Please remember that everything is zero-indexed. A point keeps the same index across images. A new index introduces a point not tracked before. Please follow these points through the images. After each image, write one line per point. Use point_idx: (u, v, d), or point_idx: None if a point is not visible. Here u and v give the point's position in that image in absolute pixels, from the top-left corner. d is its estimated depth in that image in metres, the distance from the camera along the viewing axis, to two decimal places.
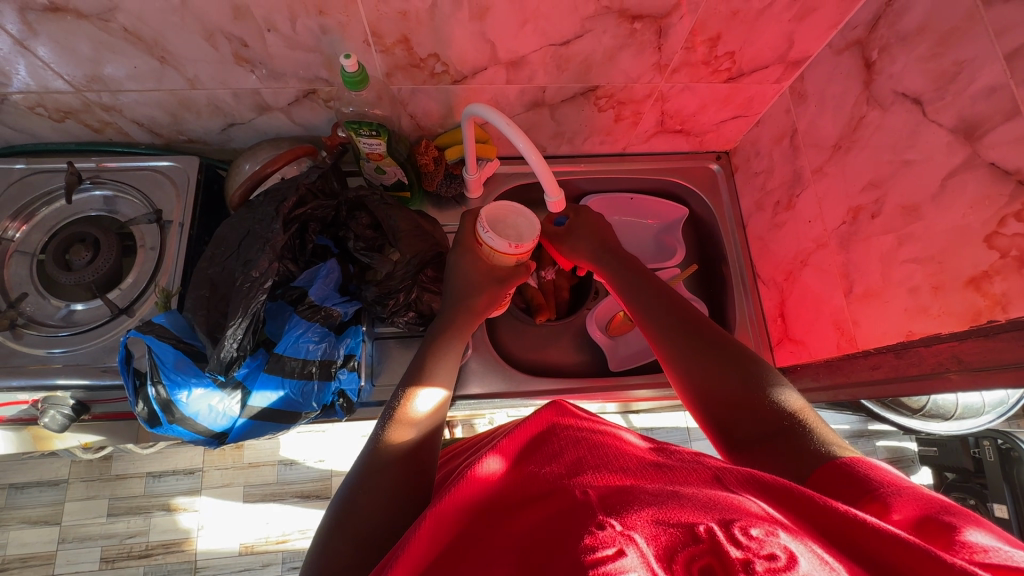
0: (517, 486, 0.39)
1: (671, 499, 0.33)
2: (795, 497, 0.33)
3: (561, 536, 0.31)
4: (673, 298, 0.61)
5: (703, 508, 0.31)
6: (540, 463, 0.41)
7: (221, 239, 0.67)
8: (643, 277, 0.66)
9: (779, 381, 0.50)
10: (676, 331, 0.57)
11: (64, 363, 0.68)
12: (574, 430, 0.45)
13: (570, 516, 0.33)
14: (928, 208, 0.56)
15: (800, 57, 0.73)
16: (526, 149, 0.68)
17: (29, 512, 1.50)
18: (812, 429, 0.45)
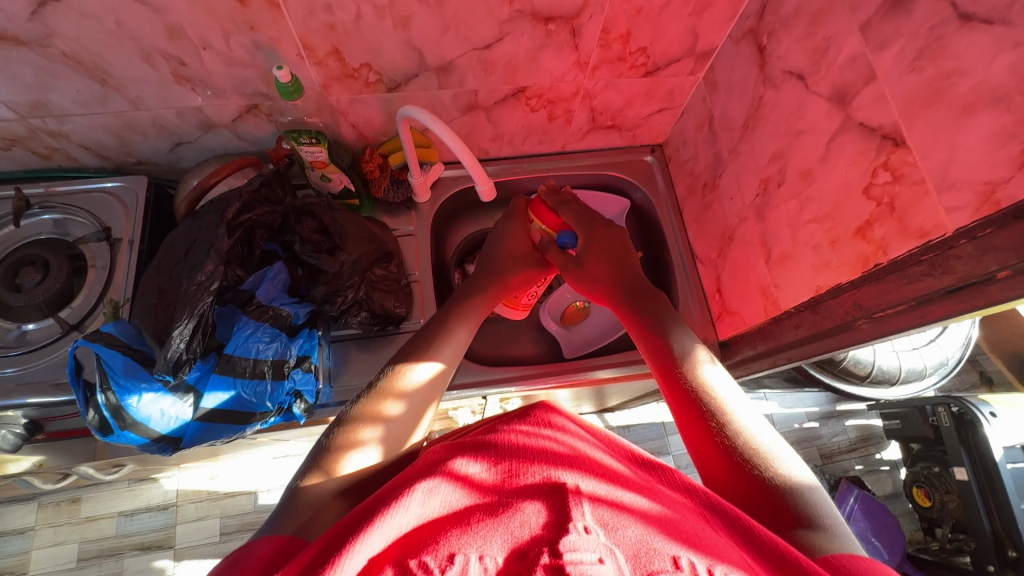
0: (510, 472, 0.42)
1: (662, 526, 0.37)
2: (780, 559, 0.37)
3: (545, 531, 0.35)
4: (695, 364, 0.58)
5: (691, 544, 0.35)
6: (535, 459, 0.43)
7: (168, 249, 0.70)
8: (660, 326, 0.63)
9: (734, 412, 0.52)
10: (698, 411, 0.53)
11: (15, 382, 0.69)
12: (571, 428, 0.48)
13: (556, 517, 0.36)
14: (820, 170, 0.61)
15: (707, 49, 0.79)
16: (456, 148, 0.72)
17: None
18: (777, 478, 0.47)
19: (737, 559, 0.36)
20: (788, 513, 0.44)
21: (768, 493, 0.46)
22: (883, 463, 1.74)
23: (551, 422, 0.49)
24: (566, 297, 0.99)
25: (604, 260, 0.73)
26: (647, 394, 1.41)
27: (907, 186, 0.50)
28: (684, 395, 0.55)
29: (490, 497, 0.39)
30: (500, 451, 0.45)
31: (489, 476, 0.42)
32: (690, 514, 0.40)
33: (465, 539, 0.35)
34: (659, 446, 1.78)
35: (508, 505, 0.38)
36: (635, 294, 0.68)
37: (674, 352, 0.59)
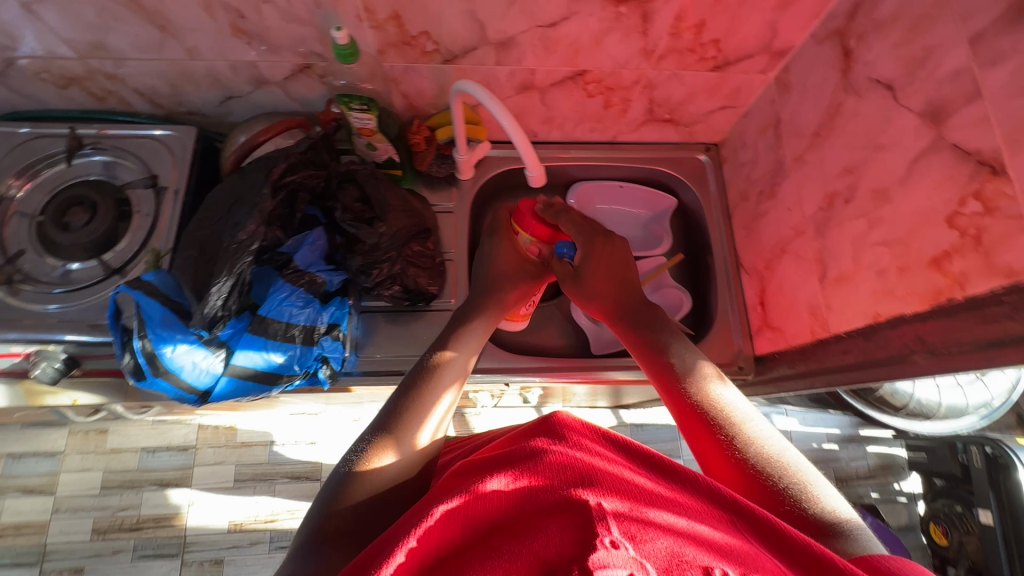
0: (527, 488, 0.41)
1: (687, 538, 0.36)
2: (815, 562, 0.36)
3: (572, 544, 0.34)
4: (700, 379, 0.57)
5: (720, 556, 0.35)
6: (550, 472, 0.42)
7: (212, 203, 0.69)
8: (660, 342, 0.62)
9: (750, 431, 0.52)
10: (709, 432, 0.52)
11: (58, 319, 0.71)
12: (581, 437, 0.47)
13: (581, 530, 0.35)
14: (897, 191, 0.57)
15: (784, 47, 0.74)
16: (511, 128, 0.68)
17: (25, 481, 1.53)
18: (805, 496, 0.46)
19: (772, 566, 0.36)
20: (812, 521, 0.44)
21: (789, 506, 0.45)
22: (901, 494, 1.68)
23: (562, 431, 0.47)
24: None
25: (610, 277, 0.71)
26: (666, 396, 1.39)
27: (999, 220, 0.46)
28: (690, 412, 0.54)
29: (510, 517, 0.38)
30: (519, 462, 0.44)
31: (509, 490, 0.41)
32: (716, 526, 0.39)
33: (492, 562, 0.34)
34: (670, 449, 1.76)
35: (528, 527, 0.36)
36: (637, 307, 0.68)
37: (675, 368, 0.59)
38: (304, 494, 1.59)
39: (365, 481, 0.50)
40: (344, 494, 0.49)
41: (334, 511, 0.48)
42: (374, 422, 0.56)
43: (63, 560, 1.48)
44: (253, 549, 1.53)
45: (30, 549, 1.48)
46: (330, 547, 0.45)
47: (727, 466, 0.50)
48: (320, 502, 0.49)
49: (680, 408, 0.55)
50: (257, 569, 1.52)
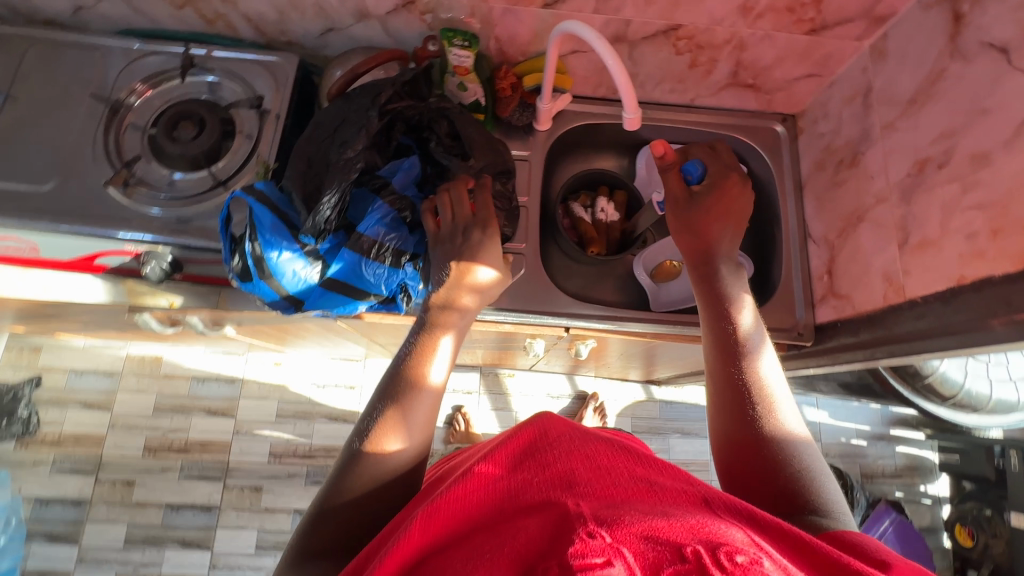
0: (509, 487, 0.45)
1: (659, 517, 0.38)
2: (787, 534, 0.39)
3: (550, 541, 0.37)
4: (751, 348, 0.58)
5: (691, 532, 0.36)
6: (532, 471, 0.46)
7: (318, 123, 0.73)
8: (723, 305, 0.62)
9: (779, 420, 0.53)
10: (740, 398, 0.55)
11: (163, 223, 0.76)
12: (561, 438, 0.50)
13: (554, 529, 0.38)
14: (999, 153, 0.58)
15: (886, 13, 0.74)
16: (614, 68, 0.68)
17: (85, 396, 1.63)
18: (807, 489, 0.48)
19: (745, 536, 0.37)
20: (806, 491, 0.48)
21: (787, 488, 0.49)
22: (926, 496, 1.67)
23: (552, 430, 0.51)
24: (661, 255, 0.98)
25: (720, 218, 0.70)
26: (703, 372, 1.41)
27: None
28: (731, 370, 0.57)
29: (490, 523, 0.41)
30: (498, 468, 0.47)
31: (492, 489, 0.45)
32: (688, 507, 0.41)
33: (477, 559, 0.37)
34: (698, 428, 1.79)
35: (511, 525, 0.39)
36: (713, 267, 0.67)
37: (729, 331, 0.60)
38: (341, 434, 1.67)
39: (368, 478, 0.50)
40: (339, 499, 0.49)
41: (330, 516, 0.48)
42: (380, 388, 0.57)
43: (116, 471, 1.58)
44: (291, 481, 1.62)
45: (87, 458, 1.58)
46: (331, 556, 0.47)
47: (745, 427, 0.53)
48: (315, 508, 0.49)
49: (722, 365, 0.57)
50: (293, 499, 1.60)
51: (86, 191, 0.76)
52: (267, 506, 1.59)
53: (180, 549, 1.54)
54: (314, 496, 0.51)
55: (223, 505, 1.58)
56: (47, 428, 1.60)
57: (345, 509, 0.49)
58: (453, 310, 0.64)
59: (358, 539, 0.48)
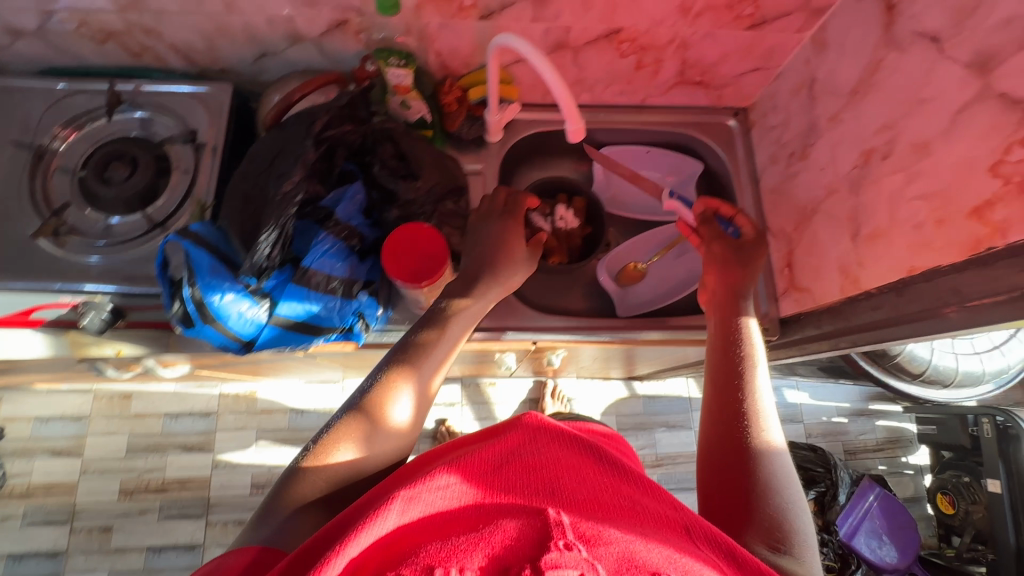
0: (496, 485, 0.43)
1: (637, 540, 0.38)
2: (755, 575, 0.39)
3: (528, 548, 0.36)
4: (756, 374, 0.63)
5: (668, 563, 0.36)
6: (518, 471, 0.45)
7: (254, 157, 0.70)
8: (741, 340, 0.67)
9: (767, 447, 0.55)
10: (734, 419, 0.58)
11: (103, 271, 0.73)
12: (549, 441, 0.49)
13: (534, 535, 0.37)
14: (938, 143, 0.57)
15: (823, 4, 0.74)
16: (553, 81, 0.66)
17: (53, 444, 1.57)
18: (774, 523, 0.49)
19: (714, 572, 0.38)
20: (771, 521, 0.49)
21: (756, 514, 0.49)
22: (907, 467, 1.72)
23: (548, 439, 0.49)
24: (623, 258, 0.99)
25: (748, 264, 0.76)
26: (681, 366, 1.41)
27: None
28: (734, 389, 0.61)
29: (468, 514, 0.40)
30: (484, 465, 0.46)
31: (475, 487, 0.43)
32: (668, 530, 0.41)
33: (449, 547, 0.36)
34: (683, 420, 1.80)
35: (487, 520, 0.39)
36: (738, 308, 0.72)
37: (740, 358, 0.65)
38: None
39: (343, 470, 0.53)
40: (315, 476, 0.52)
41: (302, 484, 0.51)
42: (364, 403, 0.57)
43: (92, 518, 1.53)
44: None
45: (59, 508, 1.53)
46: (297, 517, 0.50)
47: (730, 443, 0.56)
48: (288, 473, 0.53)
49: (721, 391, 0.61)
50: None
51: (14, 244, 0.72)
52: None
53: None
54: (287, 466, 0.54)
55: (207, 542, 1.54)
56: (14, 480, 1.53)
57: (319, 482, 0.52)
58: (438, 342, 0.64)
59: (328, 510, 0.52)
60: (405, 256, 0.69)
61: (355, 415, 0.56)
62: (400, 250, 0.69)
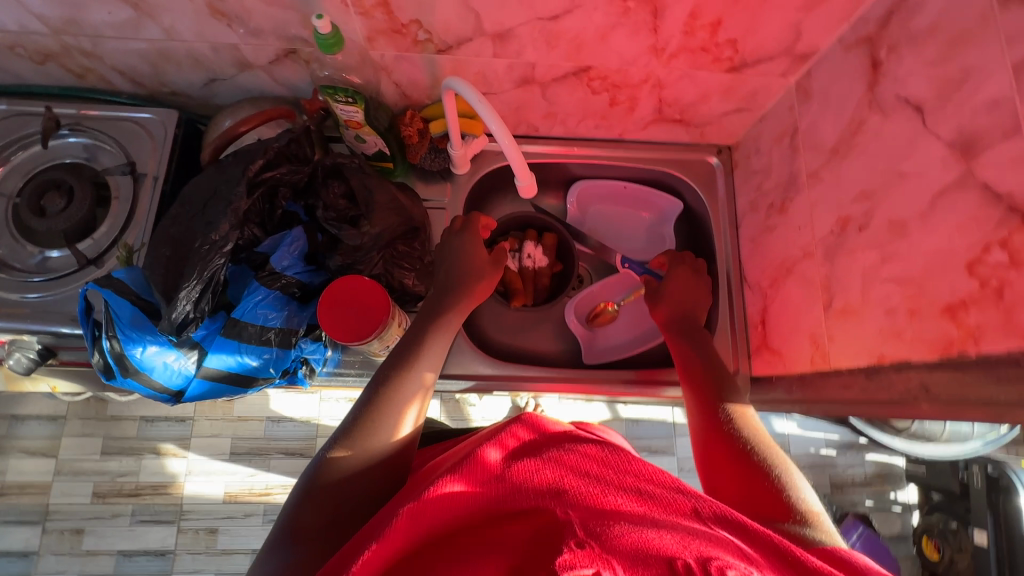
0: (497, 490, 0.41)
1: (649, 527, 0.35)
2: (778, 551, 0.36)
3: (531, 550, 0.33)
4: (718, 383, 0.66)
5: (686, 544, 0.33)
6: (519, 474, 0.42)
7: (186, 198, 0.66)
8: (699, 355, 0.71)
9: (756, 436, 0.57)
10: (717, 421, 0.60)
11: (33, 309, 0.69)
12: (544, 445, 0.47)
13: (541, 534, 0.34)
14: (914, 225, 0.52)
15: (808, 50, 0.68)
16: (499, 133, 0.65)
17: (29, 444, 1.45)
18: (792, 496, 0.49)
19: (738, 550, 0.34)
20: (782, 500, 0.49)
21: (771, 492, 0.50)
22: (895, 504, 1.63)
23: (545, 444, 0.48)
24: (594, 297, 0.94)
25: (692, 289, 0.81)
26: None
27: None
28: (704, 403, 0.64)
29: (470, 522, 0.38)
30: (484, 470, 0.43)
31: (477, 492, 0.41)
32: (680, 514, 0.38)
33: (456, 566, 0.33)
34: (666, 445, 1.75)
35: (492, 530, 0.36)
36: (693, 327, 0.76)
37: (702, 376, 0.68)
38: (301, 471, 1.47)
39: (346, 470, 0.51)
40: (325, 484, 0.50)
41: (309, 509, 0.48)
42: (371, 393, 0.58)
43: (65, 520, 1.41)
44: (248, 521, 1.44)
45: None
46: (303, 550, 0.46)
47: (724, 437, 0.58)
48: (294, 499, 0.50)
49: (709, 421, 0.61)
50: (251, 539, 1.43)
51: None
52: (224, 549, 1.42)
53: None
54: (297, 483, 0.52)
55: (178, 548, 1.42)
56: None
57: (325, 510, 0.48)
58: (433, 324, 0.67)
59: (339, 523, 0.48)
60: (341, 308, 0.64)
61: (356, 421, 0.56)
62: (340, 301, 0.64)
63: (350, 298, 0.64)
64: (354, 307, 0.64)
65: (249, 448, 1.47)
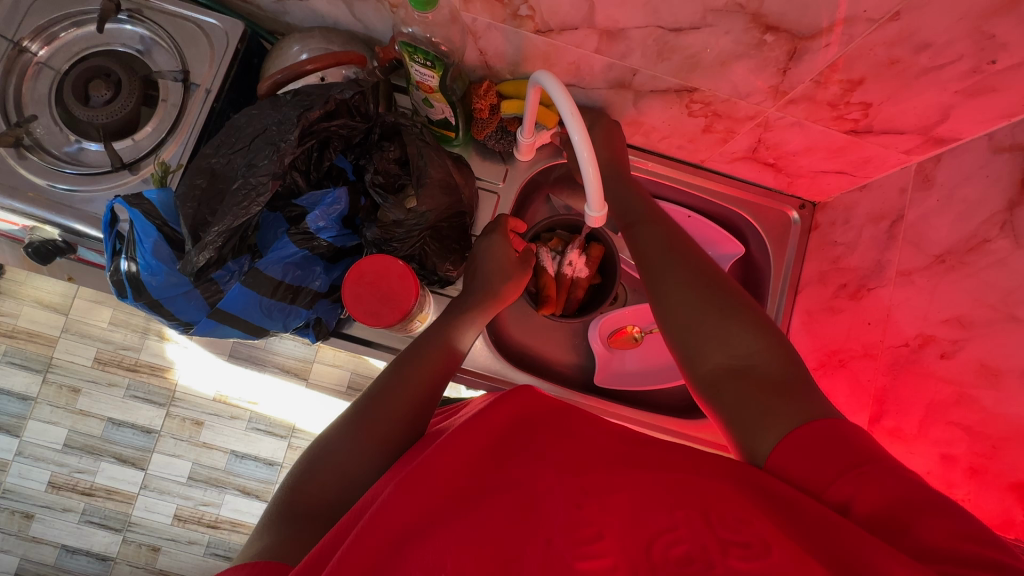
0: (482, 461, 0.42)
1: (638, 489, 0.40)
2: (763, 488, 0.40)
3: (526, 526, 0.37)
4: (673, 245, 0.56)
5: (678, 505, 0.38)
6: (503, 444, 0.44)
7: (234, 128, 0.61)
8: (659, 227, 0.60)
9: (713, 307, 0.48)
10: (676, 301, 0.50)
11: (60, 200, 0.66)
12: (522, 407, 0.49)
13: (533, 516, 0.38)
14: (1012, 381, 0.47)
15: (946, 136, 0.59)
16: (580, 144, 0.56)
17: (40, 295, 1.41)
18: (783, 376, 0.44)
19: (726, 495, 0.39)
20: (774, 392, 0.43)
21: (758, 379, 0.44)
22: None
23: (517, 415, 0.48)
24: (622, 318, 0.90)
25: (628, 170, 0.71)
26: None
27: None
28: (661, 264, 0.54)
29: (460, 486, 0.40)
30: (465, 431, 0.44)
31: (468, 453, 0.42)
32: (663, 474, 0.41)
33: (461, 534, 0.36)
34: None
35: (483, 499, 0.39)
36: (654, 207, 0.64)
37: (648, 248, 0.57)
38: (293, 392, 1.44)
39: (367, 430, 0.52)
40: (337, 446, 0.51)
41: (318, 475, 0.49)
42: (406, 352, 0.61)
43: (64, 376, 1.41)
44: (231, 424, 1.43)
45: None
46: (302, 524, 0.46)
47: (692, 326, 0.48)
48: (305, 463, 0.51)
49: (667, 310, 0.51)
50: (231, 440, 1.43)
51: None
52: (205, 442, 1.42)
53: (115, 464, 1.41)
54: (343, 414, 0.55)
55: (163, 431, 1.42)
56: None
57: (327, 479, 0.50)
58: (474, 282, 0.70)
59: (350, 482, 0.50)
60: (366, 291, 0.60)
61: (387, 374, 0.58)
62: (366, 283, 0.60)
63: (376, 280, 0.61)
64: (381, 292, 0.60)
65: (247, 356, 1.41)
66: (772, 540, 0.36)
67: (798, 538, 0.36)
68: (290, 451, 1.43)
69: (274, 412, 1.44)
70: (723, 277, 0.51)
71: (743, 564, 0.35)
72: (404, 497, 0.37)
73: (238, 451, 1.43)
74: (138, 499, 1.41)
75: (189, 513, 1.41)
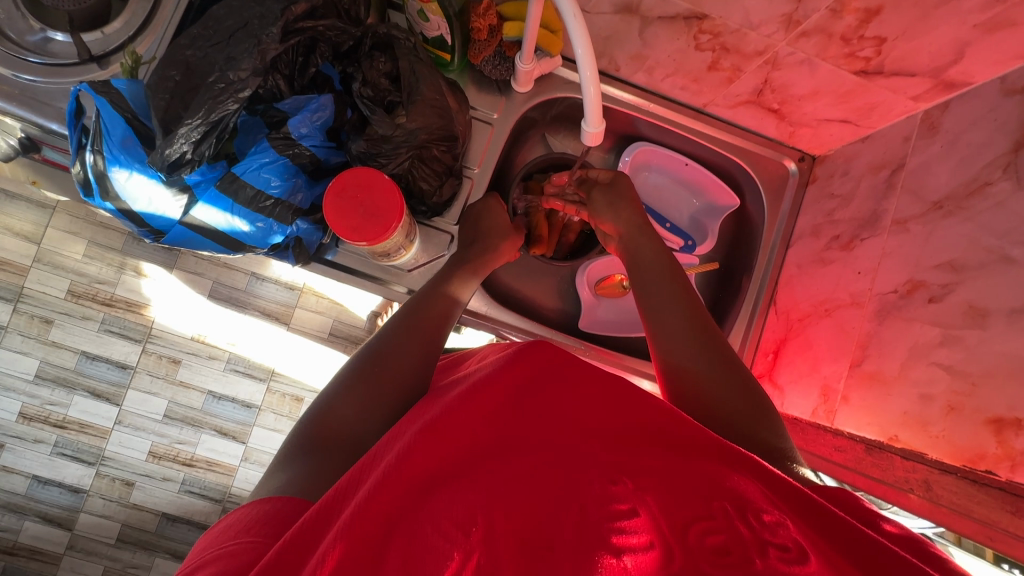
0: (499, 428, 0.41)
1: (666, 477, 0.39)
2: (801, 501, 0.39)
3: (550, 502, 0.36)
4: (684, 294, 0.62)
5: (708, 496, 0.37)
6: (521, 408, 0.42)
7: (211, 18, 0.56)
8: (674, 271, 0.64)
9: (709, 363, 0.56)
10: (676, 350, 0.58)
11: (22, 92, 0.62)
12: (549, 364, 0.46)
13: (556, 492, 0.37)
14: (998, 321, 0.47)
15: (957, 80, 0.57)
16: (582, 60, 0.56)
17: (9, 222, 1.35)
18: (762, 431, 0.51)
19: (761, 495, 0.38)
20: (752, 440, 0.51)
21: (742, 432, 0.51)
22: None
23: (539, 369, 0.45)
24: (612, 266, 0.88)
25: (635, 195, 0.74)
26: None
27: None
28: (668, 313, 0.60)
29: (481, 455, 0.38)
30: (486, 392, 0.42)
31: (486, 416, 0.41)
32: (691, 460, 0.40)
33: (484, 508, 0.35)
34: None
35: (502, 468, 0.38)
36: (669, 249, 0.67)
37: (659, 298, 0.62)
38: (273, 334, 1.41)
39: (362, 399, 0.50)
40: (334, 410, 0.49)
41: (321, 427, 0.48)
42: (398, 313, 0.59)
43: (36, 307, 1.36)
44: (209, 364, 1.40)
45: None
46: (317, 456, 0.46)
47: (691, 373, 0.56)
48: (305, 422, 0.49)
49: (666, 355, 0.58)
50: (209, 380, 1.41)
51: None
52: (183, 381, 1.40)
53: (89, 399, 1.38)
54: (340, 374, 0.53)
55: (139, 367, 1.39)
56: None
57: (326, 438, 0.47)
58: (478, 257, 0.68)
59: (348, 436, 0.48)
60: (348, 201, 0.58)
61: (391, 338, 0.55)
62: (348, 201, 0.58)
63: (356, 197, 0.58)
64: (366, 206, 0.58)
65: (229, 298, 1.39)
66: (803, 543, 0.35)
67: (827, 547, 0.36)
68: (269, 394, 1.42)
69: (254, 353, 1.42)
70: (717, 336, 0.59)
71: (787, 566, 0.33)
72: (419, 448, 0.37)
73: (216, 392, 1.41)
74: (112, 434, 1.39)
75: (165, 451, 1.40)
